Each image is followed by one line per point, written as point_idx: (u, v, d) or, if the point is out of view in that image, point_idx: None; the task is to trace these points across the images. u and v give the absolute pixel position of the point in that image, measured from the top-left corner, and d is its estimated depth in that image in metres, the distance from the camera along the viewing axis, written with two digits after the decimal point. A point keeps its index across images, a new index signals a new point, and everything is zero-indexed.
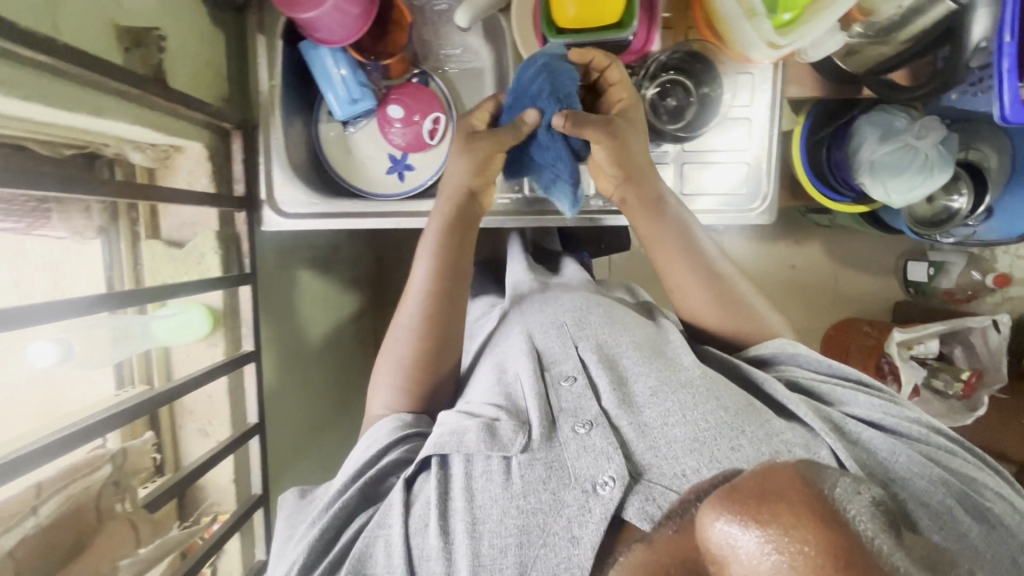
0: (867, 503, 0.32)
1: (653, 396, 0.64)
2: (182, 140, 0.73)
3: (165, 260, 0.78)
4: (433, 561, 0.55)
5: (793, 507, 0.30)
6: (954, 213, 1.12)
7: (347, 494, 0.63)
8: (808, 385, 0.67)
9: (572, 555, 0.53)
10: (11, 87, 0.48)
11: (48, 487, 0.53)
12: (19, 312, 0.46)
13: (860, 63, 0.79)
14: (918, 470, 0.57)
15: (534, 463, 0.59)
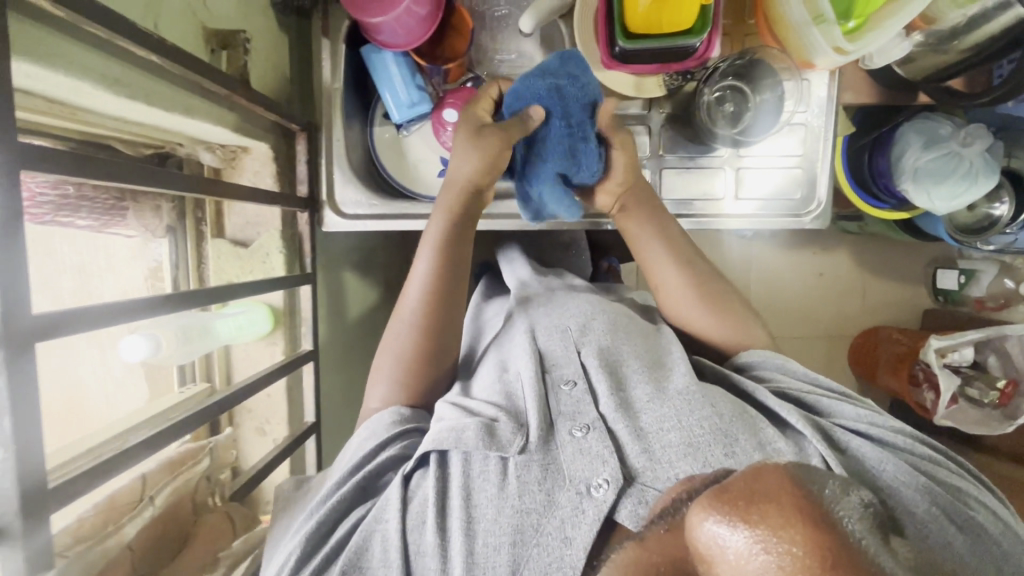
0: (857, 505, 0.30)
1: (651, 402, 0.60)
2: (252, 141, 0.74)
3: (230, 259, 0.79)
4: (430, 560, 0.50)
5: (782, 507, 0.28)
6: (996, 220, 1.12)
7: (347, 483, 0.58)
8: (794, 394, 0.64)
9: (565, 555, 0.48)
10: (121, 86, 0.49)
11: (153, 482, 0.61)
12: (130, 304, 0.45)
13: (915, 71, 0.79)
14: (906, 479, 0.53)
15: (530, 465, 0.55)
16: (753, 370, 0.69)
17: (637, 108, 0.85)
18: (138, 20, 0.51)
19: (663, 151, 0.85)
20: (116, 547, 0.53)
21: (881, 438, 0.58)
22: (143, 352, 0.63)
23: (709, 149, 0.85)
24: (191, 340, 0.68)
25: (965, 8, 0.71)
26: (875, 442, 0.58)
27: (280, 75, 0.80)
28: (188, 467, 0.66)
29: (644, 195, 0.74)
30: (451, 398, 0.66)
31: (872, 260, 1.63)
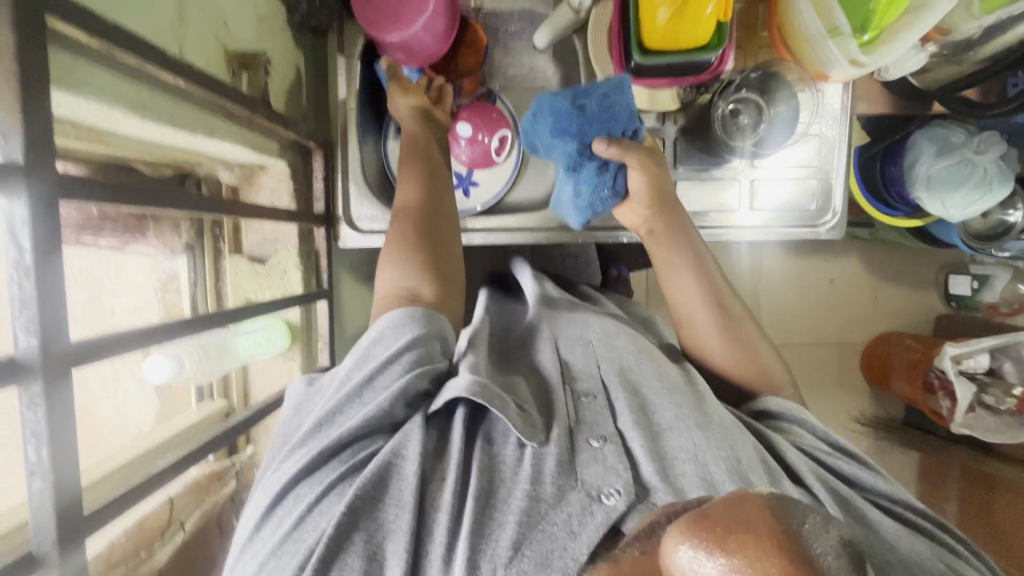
0: (840, 543, 0.27)
1: (672, 428, 0.58)
2: (270, 159, 0.75)
3: (247, 276, 0.80)
4: (441, 519, 0.48)
5: (760, 539, 0.26)
6: (1010, 226, 1.12)
7: (376, 403, 0.54)
8: (814, 453, 0.61)
9: (568, 547, 0.45)
10: (149, 111, 0.50)
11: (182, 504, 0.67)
12: (162, 327, 0.46)
13: (931, 79, 0.80)
14: (919, 559, 0.50)
15: (545, 458, 0.53)
16: (774, 420, 0.66)
17: (651, 122, 0.84)
18: (163, 46, 0.52)
19: (678, 164, 0.86)
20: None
21: (902, 517, 0.55)
22: (167, 372, 0.64)
23: (723, 160, 0.85)
24: (212, 359, 0.68)
25: (981, 20, 0.69)
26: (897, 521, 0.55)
27: (296, 93, 0.80)
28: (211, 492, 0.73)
29: (671, 224, 0.72)
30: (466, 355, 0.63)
31: (884, 267, 1.62)
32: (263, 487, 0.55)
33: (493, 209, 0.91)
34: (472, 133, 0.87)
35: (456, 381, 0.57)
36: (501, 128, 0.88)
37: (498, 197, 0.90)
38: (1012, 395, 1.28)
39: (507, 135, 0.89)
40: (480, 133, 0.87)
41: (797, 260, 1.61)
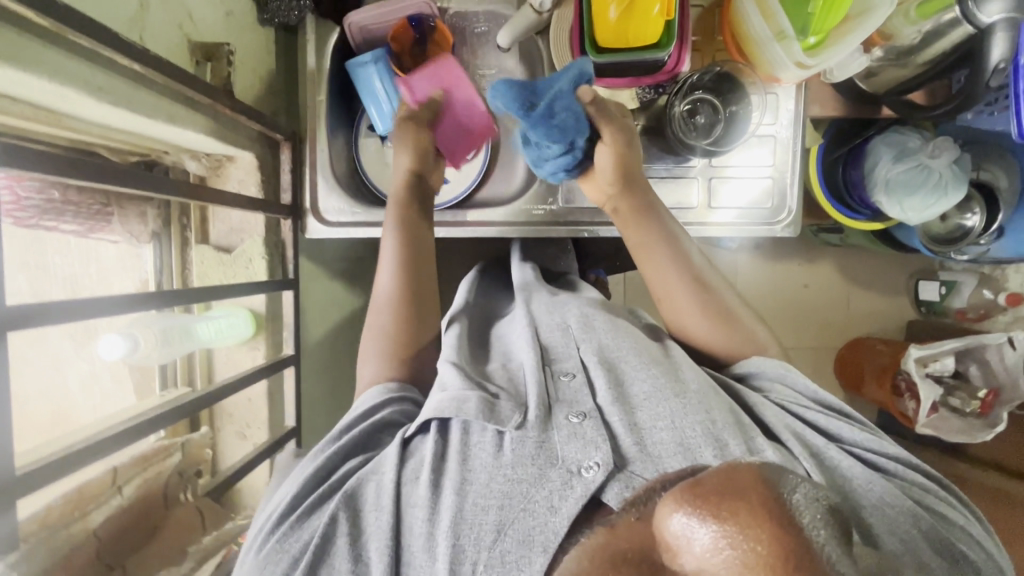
0: (827, 508, 0.25)
1: (648, 398, 0.57)
2: (236, 149, 0.77)
3: (213, 265, 0.82)
4: (418, 511, 0.50)
5: (756, 504, 0.23)
6: (968, 230, 1.15)
7: (355, 431, 0.59)
8: (795, 408, 0.61)
9: (549, 523, 0.46)
10: (103, 92, 0.52)
11: (121, 474, 0.63)
12: (95, 300, 0.46)
13: (880, 84, 0.84)
14: (890, 501, 0.51)
15: (524, 440, 0.53)
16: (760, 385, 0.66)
17: None
18: (124, 32, 0.54)
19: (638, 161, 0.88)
20: (81, 534, 0.55)
21: (878, 465, 0.56)
22: (121, 350, 0.68)
23: (683, 159, 0.88)
24: (171, 344, 0.72)
25: (919, 24, 0.74)
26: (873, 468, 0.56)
27: (266, 87, 0.83)
28: (158, 462, 0.68)
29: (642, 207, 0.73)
30: (449, 358, 0.64)
31: (855, 272, 1.65)
32: (252, 521, 0.56)
33: (459, 205, 0.93)
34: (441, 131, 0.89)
35: (431, 399, 0.58)
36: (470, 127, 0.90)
37: (466, 190, 0.93)
38: (976, 398, 1.34)
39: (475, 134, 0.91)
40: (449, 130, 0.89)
41: (770, 264, 1.64)
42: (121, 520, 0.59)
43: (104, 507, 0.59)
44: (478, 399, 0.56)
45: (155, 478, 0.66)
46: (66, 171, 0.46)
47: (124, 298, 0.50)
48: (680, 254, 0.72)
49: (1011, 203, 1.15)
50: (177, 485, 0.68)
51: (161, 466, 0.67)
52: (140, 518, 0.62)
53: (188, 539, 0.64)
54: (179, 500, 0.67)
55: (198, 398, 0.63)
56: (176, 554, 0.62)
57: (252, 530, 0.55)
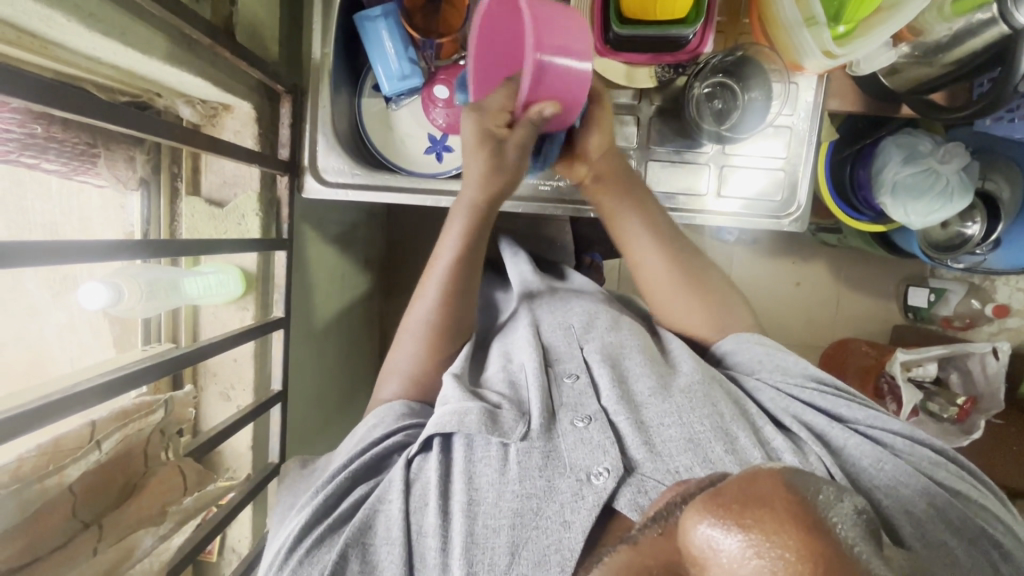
0: (850, 512, 0.31)
1: (653, 396, 0.65)
2: (235, 98, 0.73)
3: (205, 218, 0.78)
4: (430, 540, 0.55)
5: (777, 513, 0.29)
6: (967, 238, 1.17)
7: (369, 452, 0.64)
8: (785, 386, 0.68)
9: (563, 538, 0.52)
10: (94, 20, 0.48)
11: (103, 426, 0.59)
12: (61, 245, 0.43)
13: (905, 80, 0.81)
14: (902, 478, 0.57)
15: (531, 451, 0.59)
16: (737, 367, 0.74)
17: (627, 98, 0.85)
18: None
19: (650, 144, 0.86)
20: (54, 490, 0.53)
21: (881, 439, 0.62)
22: (105, 299, 0.64)
23: (697, 145, 0.85)
24: (158, 297, 0.70)
25: (952, 22, 0.74)
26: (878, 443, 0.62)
27: (269, 33, 0.78)
28: (140, 419, 0.63)
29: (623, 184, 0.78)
30: (454, 373, 0.70)
31: (848, 274, 1.66)
32: (268, 551, 0.61)
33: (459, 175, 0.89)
34: (449, 97, 0.88)
35: (433, 416, 0.64)
36: None
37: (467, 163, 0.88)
38: (955, 405, 1.35)
39: None
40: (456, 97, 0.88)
41: (765, 260, 1.65)
42: (96, 474, 0.57)
43: (78, 463, 0.55)
44: (479, 412, 0.62)
45: (137, 434, 0.61)
46: (55, 103, 0.43)
47: (101, 243, 0.48)
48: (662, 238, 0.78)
49: (1011, 215, 1.15)
50: (158, 442, 0.64)
51: (148, 420, 0.63)
52: (121, 472, 0.60)
53: (170, 498, 0.62)
54: (161, 459, 0.64)
55: (189, 353, 0.61)
56: (155, 512, 0.60)
57: (268, 554, 0.60)
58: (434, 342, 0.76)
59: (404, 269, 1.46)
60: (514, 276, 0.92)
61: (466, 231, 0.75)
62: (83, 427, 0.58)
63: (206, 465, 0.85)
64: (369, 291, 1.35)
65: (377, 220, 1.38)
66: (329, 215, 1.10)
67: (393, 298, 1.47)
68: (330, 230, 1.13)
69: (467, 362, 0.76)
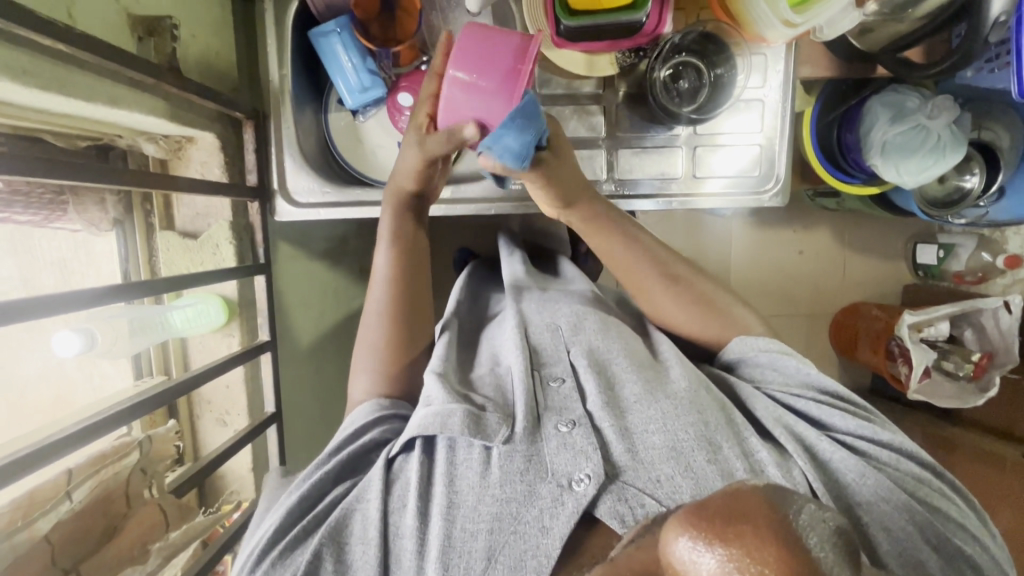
0: (832, 530, 0.31)
1: (638, 402, 0.65)
2: (195, 131, 0.73)
3: (180, 250, 0.79)
4: (406, 541, 0.56)
5: (758, 531, 0.29)
6: (966, 192, 1.14)
7: (348, 451, 0.67)
8: (785, 399, 0.68)
9: (540, 544, 0.52)
10: (28, 76, 0.49)
11: (78, 474, 0.62)
12: (28, 303, 0.44)
13: (873, 42, 0.79)
14: (884, 495, 0.57)
15: (513, 454, 0.59)
16: (740, 369, 0.74)
17: (591, 88, 0.83)
18: (48, 9, 0.49)
19: (619, 131, 0.84)
20: (26, 544, 0.56)
21: (866, 451, 0.62)
22: (78, 347, 0.66)
23: (669, 128, 0.83)
24: (143, 333, 0.73)
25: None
26: (863, 456, 0.62)
27: (223, 60, 0.78)
28: (116, 462, 0.66)
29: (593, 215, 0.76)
30: (439, 373, 0.70)
31: (852, 237, 1.62)
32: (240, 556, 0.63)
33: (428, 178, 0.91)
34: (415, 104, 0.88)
35: (417, 416, 0.64)
36: None
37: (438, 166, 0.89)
38: (970, 362, 1.33)
39: None
40: None
41: (765, 231, 1.61)
42: (77, 518, 0.59)
43: (49, 517, 0.58)
44: (462, 415, 0.62)
45: (112, 477, 0.64)
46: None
47: (68, 295, 0.48)
48: (656, 263, 0.78)
49: (1011, 164, 1.11)
50: (141, 480, 0.67)
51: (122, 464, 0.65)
52: (104, 515, 0.62)
53: (152, 534, 0.64)
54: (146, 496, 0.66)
55: (177, 386, 0.62)
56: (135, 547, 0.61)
57: (245, 553, 0.62)
58: (401, 341, 0.77)
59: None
60: (507, 274, 0.93)
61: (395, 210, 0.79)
62: (59, 476, 0.60)
63: (209, 490, 0.87)
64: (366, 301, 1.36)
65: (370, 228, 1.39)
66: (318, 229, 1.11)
67: None
68: (316, 245, 1.14)
69: (449, 359, 0.75)
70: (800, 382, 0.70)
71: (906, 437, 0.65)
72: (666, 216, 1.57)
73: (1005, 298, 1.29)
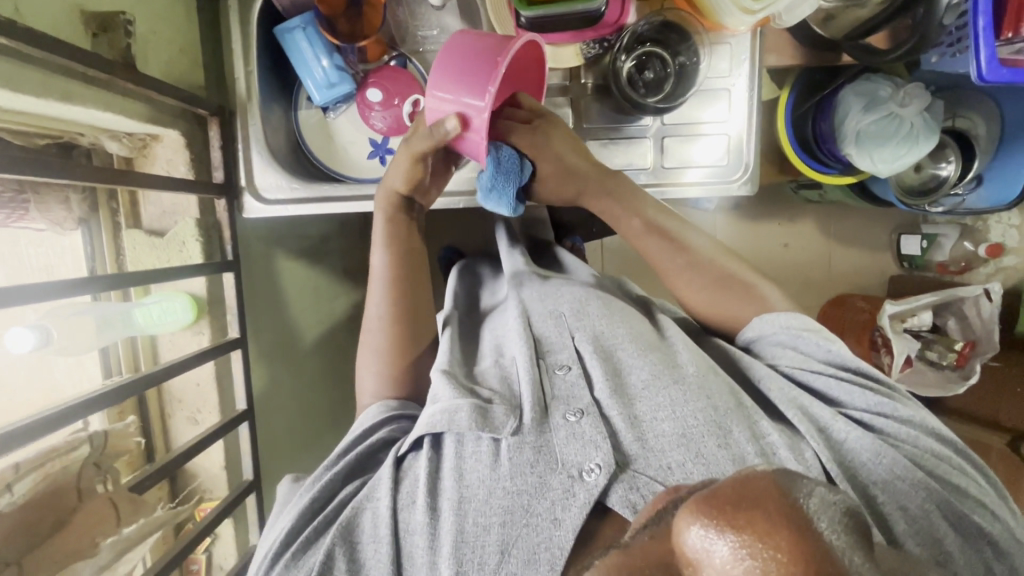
0: (839, 510, 0.31)
1: (645, 389, 0.65)
2: (158, 128, 0.73)
3: (146, 249, 0.78)
4: (418, 537, 0.56)
5: (770, 516, 0.29)
6: (942, 180, 1.14)
7: (357, 451, 0.68)
8: (801, 377, 0.69)
9: (553, 536, 0.53)
10: None
11: (25, 466, 0.62)
12: None
13: (838, 28, 0.79)
14: (900, 473, 0.58)
15: (522, 446, 0.60)
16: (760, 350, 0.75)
17: (557, 80, 0.83)
18: None
19: (586, 122, 0.84)
20: None
21: (882, 429, 0.63)
22: (32, 343, 0.65)
23: (636, 118, 0.84)
24: (114, 328, 0.75)
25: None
26: (880, 434, 0.63)
27: (188, 56, 0.78)
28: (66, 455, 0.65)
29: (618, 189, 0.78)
30: (442, 368, 0.70)
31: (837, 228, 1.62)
32: (256, 558, 0.63)
33: None
34: (384, 99, 0.88)
35: (425, 413, 0.65)
36: (413, 92, 0.88)
37: None
38: (954, 351, 1.33)
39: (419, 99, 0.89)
40: (392, 98, 0.88)
41: (750, 224, 1.61)
42: (33, 516, 0.59)
43: None
44: (469, 411, 0.62)
45: (61, 472, 0.64)
46: None
47: (18, 289, 0.49)
48: (677, 245, 0.79)
49: (989, 150, 1.15)
50: (94, 475, 0.66)
51: (70, 457, 0.65)
52: (60, 514, 0.61)
53: (102, 529, 0.63)
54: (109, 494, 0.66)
55: (142, 377, 0.65)
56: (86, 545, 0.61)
57: (261, 555, 0.63)
58: (405, 338, 0.79)
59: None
60: (507, 265, 0.91)
61: (391, 217, 0.80)
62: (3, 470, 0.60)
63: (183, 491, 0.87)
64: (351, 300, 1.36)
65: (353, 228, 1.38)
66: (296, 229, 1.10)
67: None
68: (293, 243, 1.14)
69: (454, 354, 0.75)
70: (819, 361, 0.70)
71: (924, 413, 0.66)
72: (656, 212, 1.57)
73: (986, 286, 1.29)
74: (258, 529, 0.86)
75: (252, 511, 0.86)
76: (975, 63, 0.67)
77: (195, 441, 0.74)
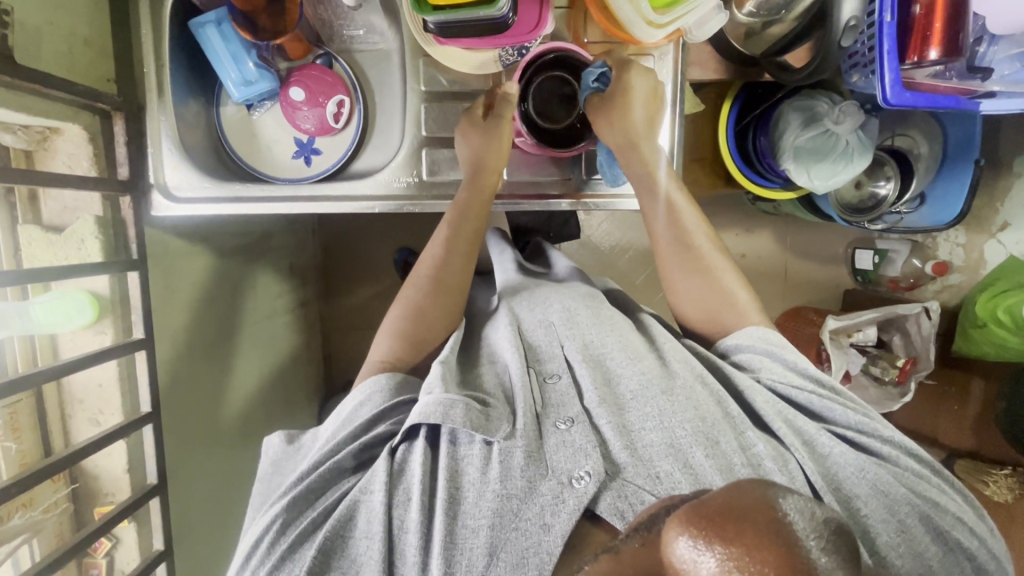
0: (825, 521, 0.30)
1: (634, 399, 0.64)
2: (55, 121, 0.71)
3: (42, 244, 0.76)
4: (410, 536, 0.54)
5: (756, 528, 0.28)
6: (880, 199, 1.16)
7: (337, 455, 0.61)
8: (785, 390, 0.66)
9: (542, 542, 0.52)
10: None
11: None
12: None
13: (758, 46, 0.81)
14: (883, 488, 0.58)
15: (513, 450, 0.58)
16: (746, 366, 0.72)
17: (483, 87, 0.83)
18: None
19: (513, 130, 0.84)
20: None
21: (867, 447, 0.62)
22: None
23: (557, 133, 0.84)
24: (9, 326, 0.73)
25: None
26: (862, 449, 0.63)
27: (93, 51, 0.75)
28: None
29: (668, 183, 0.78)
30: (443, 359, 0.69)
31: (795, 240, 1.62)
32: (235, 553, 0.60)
33: (332, 174, 0.89)
34: (308, 99, 0.87)
35: (418, 404, 0.62)
36: (338, 93, 0.88)
37: (337, 162, 0.90)
38: (895, 366, 1.30)
39: (344, 100, 0.88)
40: (317, 97, 0.87)
41: None
42: None
43: None
44: (466, 407, 0.60)
45: None
46: None
47: None
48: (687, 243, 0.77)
49: (930, 170, 1.15)
50: None
51: None
52: None
53: None
54: None
55: (29, 376, 0.64)
56: None
57: (242, 552, 0.59)
58: (404, 340, 0.74)
59: (340, 274, 1.44)
60: (498, 275, 0.92)
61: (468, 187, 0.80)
62: None
63: (85, 492, 0.85)
64: (301, 298, 1.33)
65: (305, 226, 1.35)
66: (232, 225, 1.08)
67: (330, 302, 1.45)
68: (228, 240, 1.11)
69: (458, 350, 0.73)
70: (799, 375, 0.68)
71: (899, 432, 0.65)
72: (625, 220, 1.48)
73: (926, 304, 1.27)
74: (162, 533, 0.85)
75: (156, 515, 0.85)
76: (881, 86, 0.70)
77: (91, 440, 0.73)
